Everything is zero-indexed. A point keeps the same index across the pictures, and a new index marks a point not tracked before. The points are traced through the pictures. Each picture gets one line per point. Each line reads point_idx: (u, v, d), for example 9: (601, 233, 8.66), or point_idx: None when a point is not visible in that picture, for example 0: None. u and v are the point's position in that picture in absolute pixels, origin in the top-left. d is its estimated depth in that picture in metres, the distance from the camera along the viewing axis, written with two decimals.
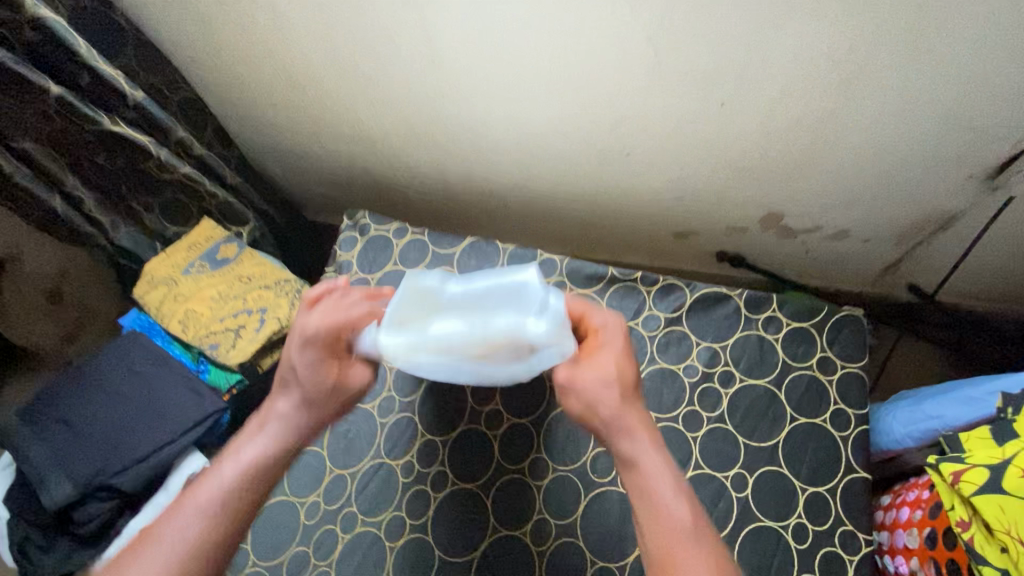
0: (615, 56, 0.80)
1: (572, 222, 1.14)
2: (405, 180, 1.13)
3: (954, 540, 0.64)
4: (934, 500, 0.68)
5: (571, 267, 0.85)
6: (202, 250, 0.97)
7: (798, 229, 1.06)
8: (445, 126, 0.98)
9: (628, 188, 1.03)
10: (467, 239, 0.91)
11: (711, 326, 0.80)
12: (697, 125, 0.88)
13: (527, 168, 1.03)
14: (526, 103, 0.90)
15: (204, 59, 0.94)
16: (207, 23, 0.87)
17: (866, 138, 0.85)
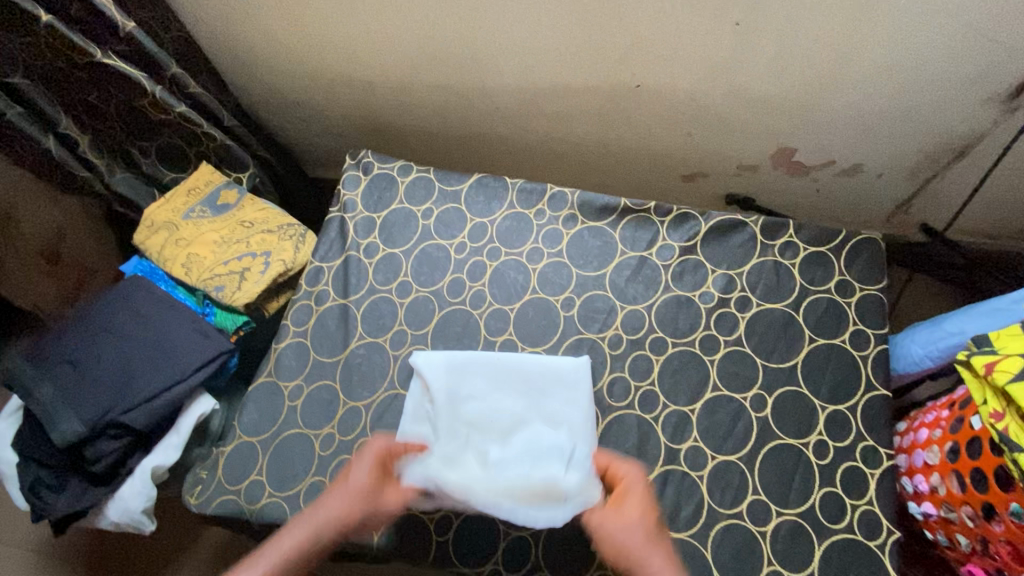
0: None
1: (579, 167, 1.11)
2: (406, 127, 1.10)
3: (978, 449, 0.63)
4: (956, 414, 0.68)
5: (582, 200, 0.83)
6: (202, 195, 0.94)
7: (810, 165, 1.04)
8: (447, 63, 0.95)
9: (637, 125, 1.00)
10: (474, 175, 0.88)
11: (726, 254, 0.79)
12: (710, 48, 0.84)
13: (533, 108, 1.00)
14: (532, 33, 0.87)
15: None
16: None
17: (885, 59, 0.83)
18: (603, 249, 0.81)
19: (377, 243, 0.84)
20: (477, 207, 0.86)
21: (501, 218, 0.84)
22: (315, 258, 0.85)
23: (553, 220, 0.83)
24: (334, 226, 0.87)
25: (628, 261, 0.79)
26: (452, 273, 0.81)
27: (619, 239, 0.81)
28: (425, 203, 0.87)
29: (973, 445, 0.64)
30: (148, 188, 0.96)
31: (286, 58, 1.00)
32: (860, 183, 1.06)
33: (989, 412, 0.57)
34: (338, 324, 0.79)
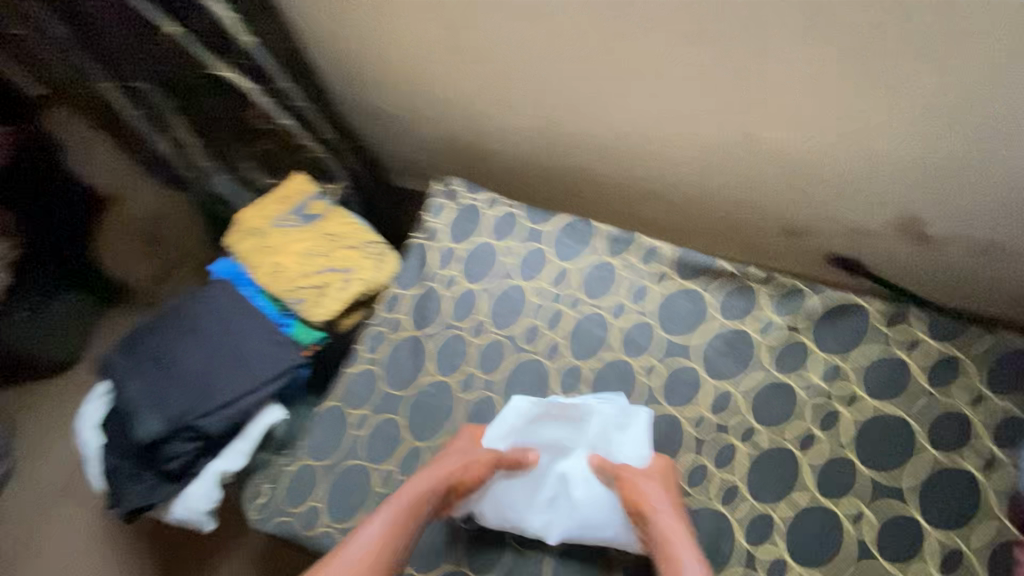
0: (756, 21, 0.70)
1: (672, 210, 1.04)
2: (496, 147, 1.07)
3: None
4: None
5: (679, 259, 0.78)
6: (294, 203, 0.96)
7: (938, 236, 0.87)
8: (547, 94, 0.91)
9: (742, 175, 0.92)
10: (563, 216, 0.84)
11: (834, 339, 0.71)
12: (844, 102, 0.75)
13: (630, 147, 0.94)
14: (641, 72, 0.82)
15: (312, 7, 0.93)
16: None
17: None
18: (692, 311, 0.75)
19: (457, 276, 0.83)
20: (564, 250, 0.82)
21: (588, 264, 0.80)
22: (396, 284, 0.84)
23: (642, 275, 0.78)
24: (416, 252, 0.86)
25: (722, 332, 0.74)
26: (530, 317, 0.78)
27: (713, 305, 0.75)
28: (509, 239, 0.84)
29: None
30: (244, 191, 0.98)
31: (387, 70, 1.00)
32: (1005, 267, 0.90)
33: None
34: (411, 356, 0.78)
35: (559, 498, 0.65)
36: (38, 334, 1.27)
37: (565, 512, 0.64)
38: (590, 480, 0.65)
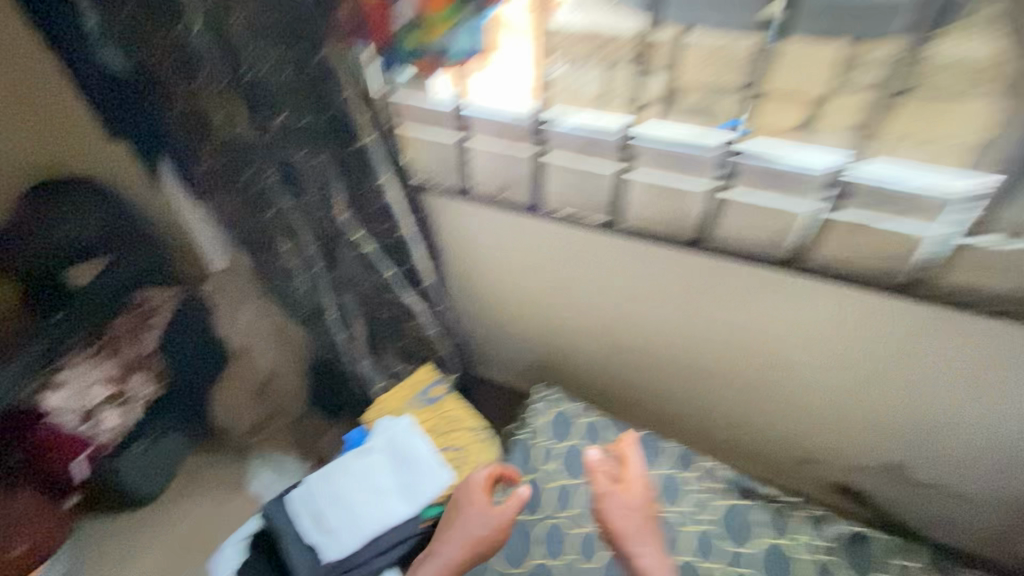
0: (776, 320, 0.99)
1: (731, 420, 1.24)
2: (582, 345, 1.25)
3: None
4: None
5: (734, 478, 1.02)
6: (420, 388, 1.22)
7: (917, 478, 1.13)
8: (619, 333, 1.18)
9: (765, 412, 1.19)
10: (638, 429, 1.09)
11: (856, 558, 0.93)
12: (905, 369, 0.96)
13: (685, 379, 1.20)
14: (697, 331, 1.09)
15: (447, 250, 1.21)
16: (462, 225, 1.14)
17: (991, 433, 0.98)
18: (740, 524, 0.97)
19: (555, 470, 1.07)
20: None
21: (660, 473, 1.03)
22: (504, 469, 1.08)
23: (705, 490, 1.01)
24: (521, 447, 1.11)
25: (769, 549, 0.94)
26: None
27: (761, 523, 0.96)
28: (595, 444, 1.08)
29: None
30: (380, 372, 1.28)
31: (496, 278, 1.21)
32: (988, 513, 1.11)
33: None
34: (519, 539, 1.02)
35: (402, 479, 1.06)
36: (145, 468, 1.38)
37: (410, 491, 1.05)
38: (406, 465, 1.07)
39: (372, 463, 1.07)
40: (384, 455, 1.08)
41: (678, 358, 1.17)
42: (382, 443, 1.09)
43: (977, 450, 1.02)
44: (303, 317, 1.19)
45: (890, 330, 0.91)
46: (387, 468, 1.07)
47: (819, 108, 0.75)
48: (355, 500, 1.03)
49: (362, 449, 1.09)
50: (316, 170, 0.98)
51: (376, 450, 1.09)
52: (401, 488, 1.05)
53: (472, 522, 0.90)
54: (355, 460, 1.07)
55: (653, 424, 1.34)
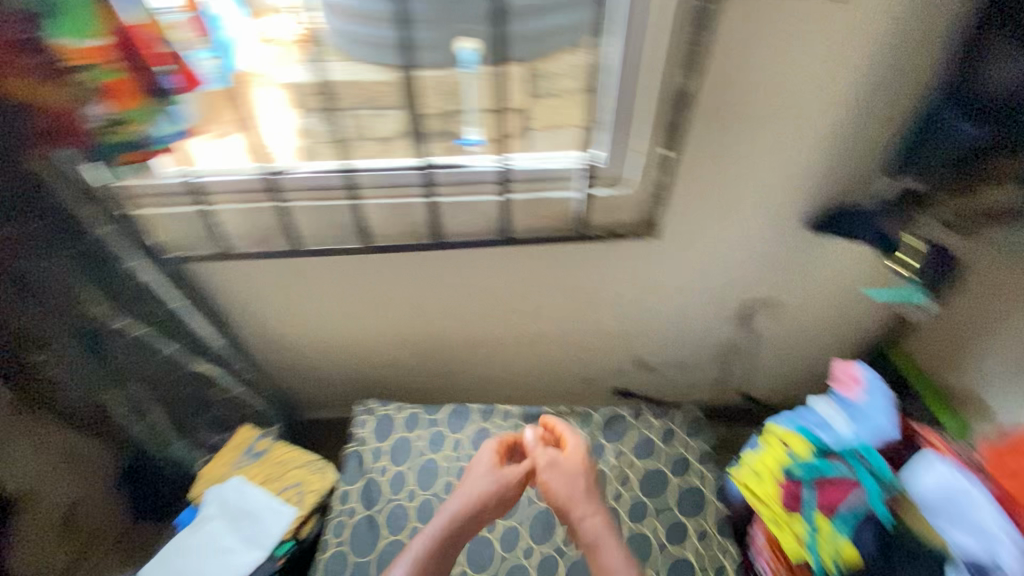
0: (512, 286, 1.27)
1: (522, 377, 1.51)
2: (385, 362, 1.43)
3: (841, 554, 0.87)
4: (831, 515, 0.90)
5: (525, 413, 1.27)
6: (244, 447, 1.27)
7: (653, 364, 1.53)
8: (410, 341, 1.38)
9: (541, 360, 1.48)
10: (448, 405, 1.29)
11: (617, 433, 1.23)
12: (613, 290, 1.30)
13: (476, 353, 1.44)
14: (465, 316, 1.32)
15: (231, 315, 1.29)
16: (235, 292, 1.24)
17: (675, 315, 1.38)
18: None
19: (387, 464, 1.21)
20: (454, 426, 1.26)
21: (472, 432, 1.25)
22: (343, 482, 1.19)
23: (506, 430, 1.24)
24: (353, 456, 1.23)
25: None
26: (446, 478, 1.18)
27: None
28: (416, 429, 1.26)
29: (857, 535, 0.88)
30: (197, 450, 1.30)
31: (287, 330, 1.33)
32: (705, 371, 1.55)
33: (831, 538, 0.88)
34: (368, 530, 1.12)
35: (241, 529, 1.13)
36: None
37: (250, 535, 1.12)
38: (242, 516, 1.15)
39: (207, 530, 1.13)
40: (218, 517, 1.15)
41: (460, 344, 1.40)
42: (213, 508, 1.16)
43: (680, 331, 1.43)
44: (82, 427, 1.12)
45: (585, 267, 1.25)
46: (223, 527, 1.13)
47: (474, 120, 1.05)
48: (197, 566, 1.08)
49: (195, 522, 1.15)
50: (59, 274, 0.99)
51: (208, 516, 1.15)
52: (241, 536, 1.12)
53: (482, 479, 1.03)
54: (189, 534, 1.12)
55: (471, 398, 1.58)
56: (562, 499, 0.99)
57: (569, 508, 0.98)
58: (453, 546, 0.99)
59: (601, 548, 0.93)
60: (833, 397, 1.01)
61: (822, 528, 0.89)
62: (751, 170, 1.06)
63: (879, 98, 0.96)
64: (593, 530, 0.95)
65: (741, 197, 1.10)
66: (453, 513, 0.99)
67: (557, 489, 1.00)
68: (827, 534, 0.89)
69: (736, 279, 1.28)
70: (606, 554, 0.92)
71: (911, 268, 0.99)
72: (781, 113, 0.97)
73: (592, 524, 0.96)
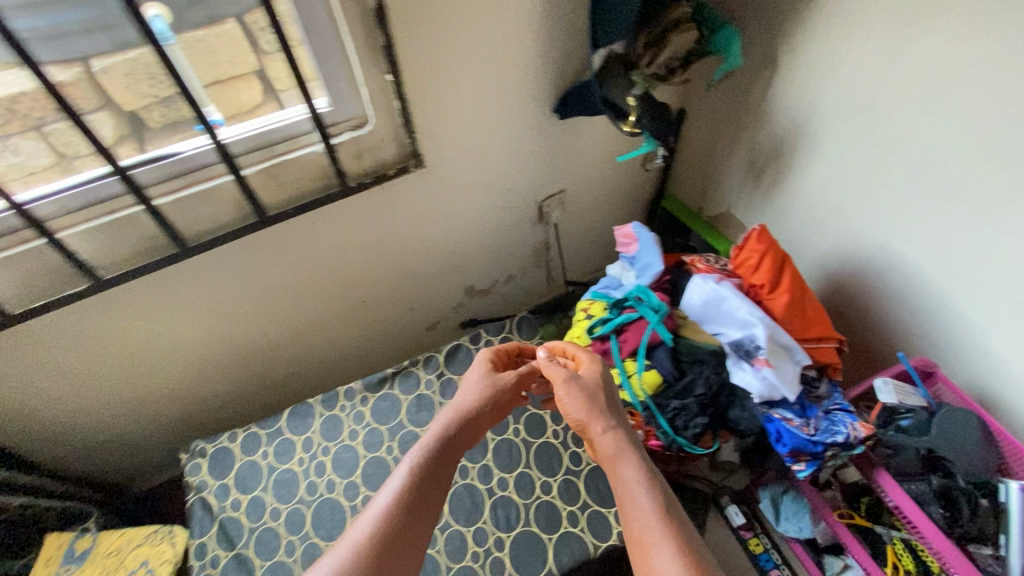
0: (307, 260, 1.22)
1: (363, 340, 1.51)
2: (205, 380, 1.34)
3: (644, 379, 0.95)
4: (629, 351, 0.98)
5: (366, 382, 1.22)
6: (61, 556, 1.07)
7: (484, 286, 1.61)
8: (224, 350, 1.30)
9: (376, 320, 1.48)
10: (286, 409, 1.21)
11: (462, 363, 1.25)
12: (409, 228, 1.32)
13: (306, 336, 1.40)
14: (273, 303, 1.26)
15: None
16: None
17: (480, 233, 1.45)
18: (390, 406, 1.19)
19: (237, 495, 1.10)
20: (297, 428, 1.18)
21: (319, 424, 1.18)
22: (194, 537, 1.07)
23: (354, 406, 1.20)
24: (198, 506, 1.10)
25: (411, 402, 1.20)
26: (306, 480, 1.11)
27: (400, 392, 1.21)
28: (260, 447, 1.16)
29: (654, 359, 0.96)
30: None
31: (68, 396, 1.17)
32: (529, 272, 1.68)
33: (635, 370, 0.96)
34: (238, 570, 1.03)
35: None
36: None
37: None
38: None
39: None
40: None
41: (282, 333, 1.35)
42: None
43: (491, 246, 1.51)
44: None
45: (372, 219, 1.22)
46: None
47: (178, 104, 0.92)
48: None
49: None
50: None
51: None
52: None
53: (474, 389, 1.00)
54: None
55: (324, 382, 1.56)
56: (570, 409, 0.89)
57: (589, 425, 0.87)
58: (447, 463, 0.90)
59: (626, 471, 0.79)
60: (621, 259, 1.18)
61: (628, 365, 0.97)
62: (480, 75, 1.08)
63: None
64: (610, 438, 0.83)
65: (483, 103, 1.14)
66: (446, 436, 0.92)
67: (563, 390, 0.91)
68: (632, 367, 0.97)
69: (515, 183, 1.37)
70: (628, 472, 0.79)
71: (631, 123, 1.09)
72: (484, 12, 0.99)
73: (605, 425, 0.85)
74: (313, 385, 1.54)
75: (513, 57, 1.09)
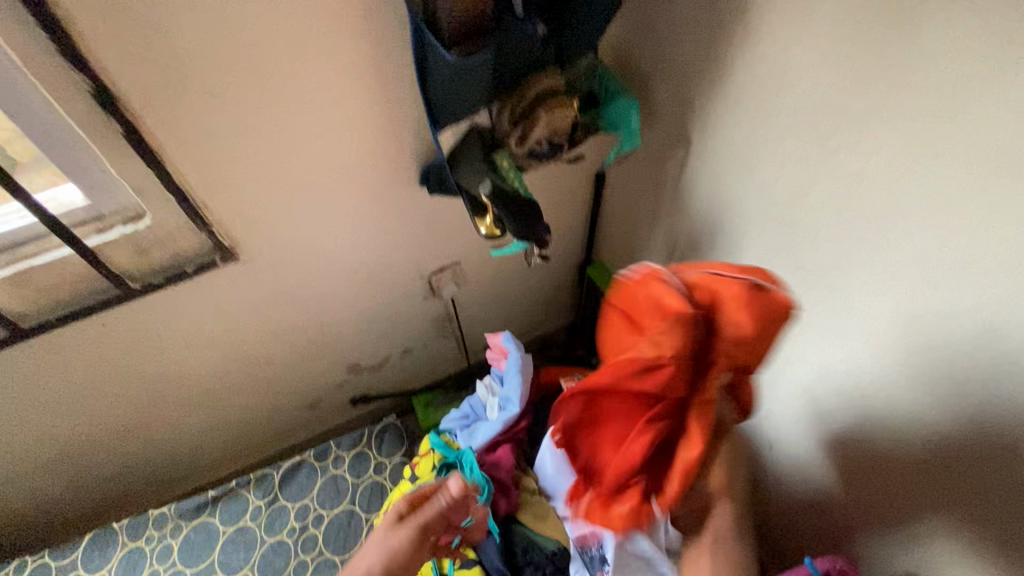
0: (113, 358, 1.00)
1: (223, 429, 1.29)
2: (16, 495, 1.12)
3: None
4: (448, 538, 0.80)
5: (180, 508, 1.03)
6: None
7: (375, 362, 1.38)
8: (31, 461, 1.08)
9: (236, 407, 1.26)
10: (88, 534, 1.02)
11: (298, 488, 1.05)
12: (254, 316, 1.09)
13: (142, 434, 1.17)
14: (81, 407, 1.04)
15: None
16: None
17: (355, 313, 1.21)
18: (205, 540, 1.00)
19: None
20: (94, 562, 0.98)
21: (116, 560, 0.99)
22: None
23: (162, 537, 1.00)
24: None
25: (229, 537, 1.00)
26: None
27: (221, 521, 1.01)
28: None
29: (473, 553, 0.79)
30: None
31: None
32: (433, 346, 1.43)
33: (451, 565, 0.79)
34: None
35: None
36: None
37: None
38: None
39: None
40: None
41: (108, 435, 1.13)
42: None
43: (374, 324, 1.27)
44: None
45: (192, 311, 1.00)
46: None
47: None
48: None
49: None
50: None
51: None
52: None
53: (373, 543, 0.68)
54: None
55: (185, 476, 1.34)
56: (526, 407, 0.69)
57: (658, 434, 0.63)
58: None
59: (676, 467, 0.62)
60: (490, 374, 0.96)
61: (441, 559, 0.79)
62: (295, 150, 0.85)
63: (382, 30, 0.77)
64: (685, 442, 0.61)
65: (314, 181, 0.90)
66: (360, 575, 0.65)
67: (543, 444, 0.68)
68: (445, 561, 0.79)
69: (388, 260, 1.13)
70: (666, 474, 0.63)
71: (485, 223, 0.88)
72: (274, 78, 0.76)
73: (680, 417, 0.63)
74: (170, 479, 1.32)
75: (341, 126, 0.85)
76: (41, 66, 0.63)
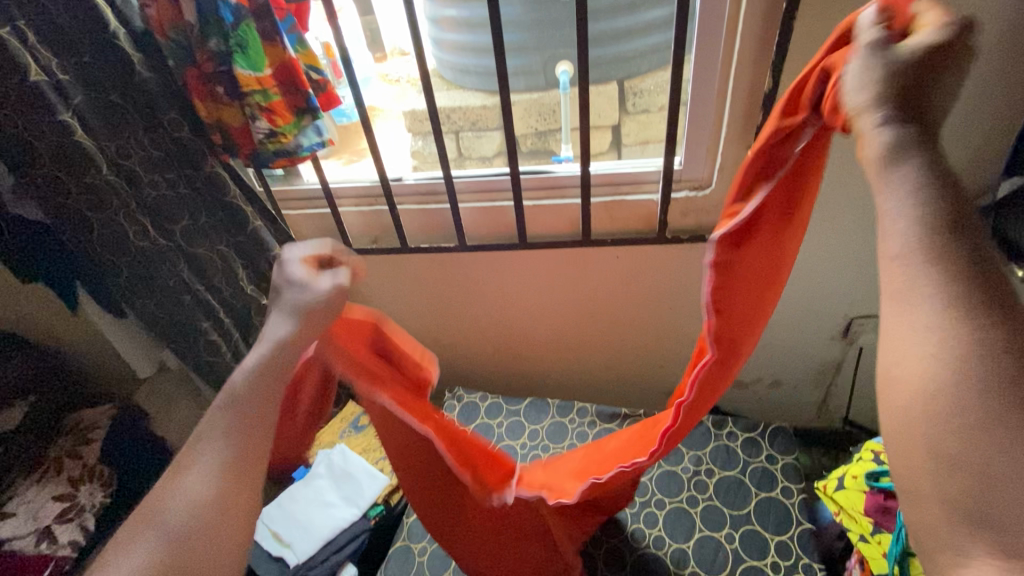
0: (601, 288, 1.32)
1: (608, 379, 1.54)
2: (474, 358, 1.54)
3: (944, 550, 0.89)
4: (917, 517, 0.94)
5: (598, 410, 1.29)
6: (349, 421, 1.41)
7: (746, 380, 1.48)
8: (500, 339, 1.48)
9: (628, 366, 1.49)
10: (527, 399, 1.35)
11: (694, 441, 1.21)
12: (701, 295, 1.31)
13: (563, 354, 1.49)
14: (555, 315, 1.40)
15: None
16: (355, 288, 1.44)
17: (770, 326, 1.34)
18: None
19: None
20: (532, 418, 1.31)
21: (547, 424, 1.29)
22: None
23: (582, 425, 1.27)
24: None
25: None
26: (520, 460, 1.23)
27: None
28: (499, 417, 1.32)
29: None
30: None
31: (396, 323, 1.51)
32: (803, 389, 1.47)
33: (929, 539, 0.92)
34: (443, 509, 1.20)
35: (340, 482, 1.27)
36: None
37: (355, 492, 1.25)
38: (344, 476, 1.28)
39: (316, 473, 1.29)
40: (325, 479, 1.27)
41: (545, 343, 1.47)
42: (323, 465, 1.30)
43: (774, 344, 1.38)
44: (211, 375, 1.27)
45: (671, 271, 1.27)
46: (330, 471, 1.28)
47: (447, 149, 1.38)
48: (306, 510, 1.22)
49: (301, 486, 1.28)
50: (217, 258, 1.16)
51: (326, 472, 1.29)
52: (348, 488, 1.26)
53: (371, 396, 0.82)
54: (300, 486, 1.28)
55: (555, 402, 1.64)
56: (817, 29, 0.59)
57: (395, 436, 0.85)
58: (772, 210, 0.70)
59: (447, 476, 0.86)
60: None
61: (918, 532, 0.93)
62: (850, 169, 1.05)
63: (992, 88, 0.93)
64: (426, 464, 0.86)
65: (837, 198, 1.09)
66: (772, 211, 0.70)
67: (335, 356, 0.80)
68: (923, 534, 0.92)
69: (833, 289, 1.24)
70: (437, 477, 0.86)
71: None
72: None
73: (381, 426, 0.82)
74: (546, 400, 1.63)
75: None
76: (755, 69, 0.96)
